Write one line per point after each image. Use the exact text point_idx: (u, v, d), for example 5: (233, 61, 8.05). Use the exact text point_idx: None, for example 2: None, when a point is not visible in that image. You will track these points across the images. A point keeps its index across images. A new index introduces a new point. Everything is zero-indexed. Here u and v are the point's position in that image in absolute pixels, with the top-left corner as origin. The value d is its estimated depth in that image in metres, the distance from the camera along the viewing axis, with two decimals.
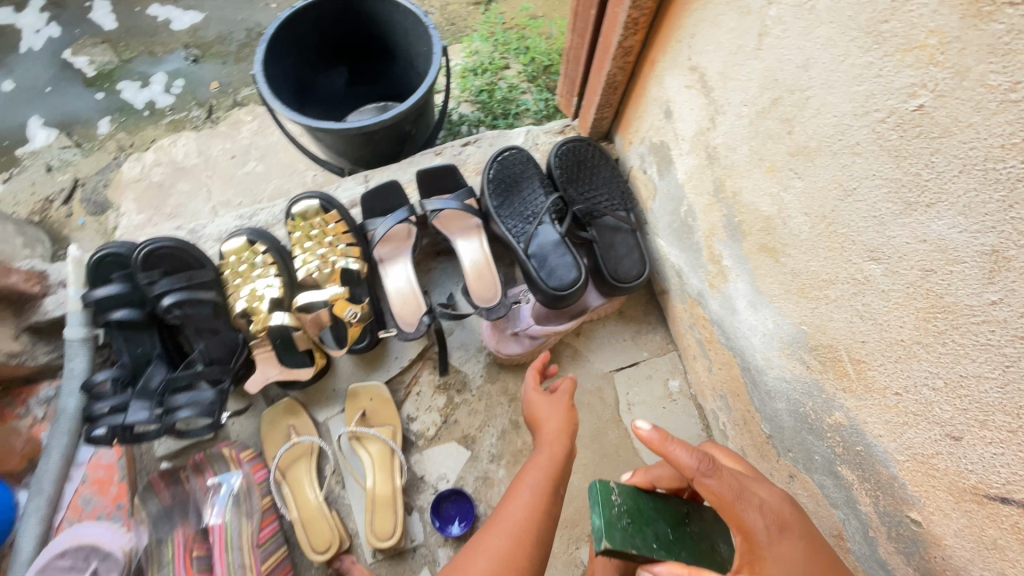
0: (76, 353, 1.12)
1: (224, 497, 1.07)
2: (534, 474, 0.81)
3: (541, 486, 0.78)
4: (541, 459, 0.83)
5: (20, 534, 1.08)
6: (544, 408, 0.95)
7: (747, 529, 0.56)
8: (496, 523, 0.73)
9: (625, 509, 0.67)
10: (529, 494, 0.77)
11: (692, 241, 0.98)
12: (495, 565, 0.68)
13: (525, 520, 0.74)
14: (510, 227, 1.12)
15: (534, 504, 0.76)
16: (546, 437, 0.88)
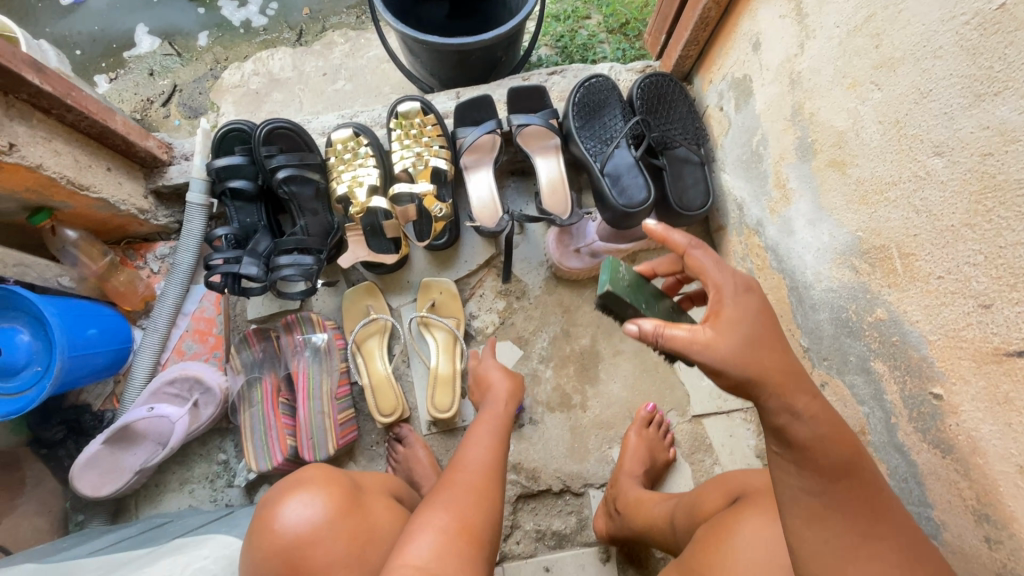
0: (194, 214, 1.27)
1: (309, 354, 1.25)
2: (486, 428, 0.97)
3: (494, 441, 0.94)
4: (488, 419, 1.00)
5: (136, 362, 1.26)
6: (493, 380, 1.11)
7: (717, 284, 0.65)
8: (457, 470, 0.86)
9: (628, 281, 0.81)
10: (484, 442, 0.93)
11: (760, 169, 1.08)
12: (463, 501, 0.80)
13: (488, 463, 0.89)
14: (589, 147, 1.23)
15: (492, 455, 0.91)
16: (489, 402, 1.06)
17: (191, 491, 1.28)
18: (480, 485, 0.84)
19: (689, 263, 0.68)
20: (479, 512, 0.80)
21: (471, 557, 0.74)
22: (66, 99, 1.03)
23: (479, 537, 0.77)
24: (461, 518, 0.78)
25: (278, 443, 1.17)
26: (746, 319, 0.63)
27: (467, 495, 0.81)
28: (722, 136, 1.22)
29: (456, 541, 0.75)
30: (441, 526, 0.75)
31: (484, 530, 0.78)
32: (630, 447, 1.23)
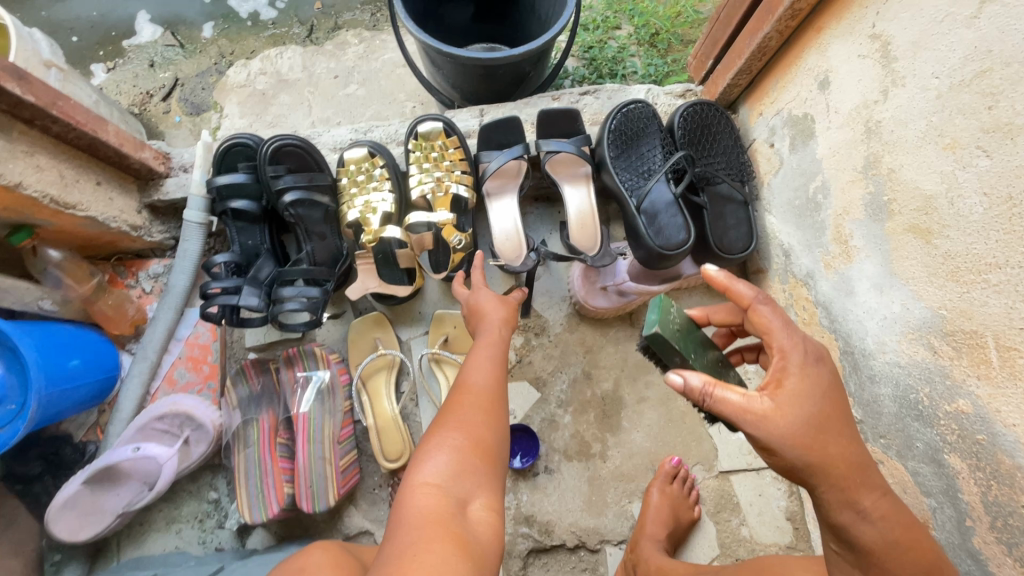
0: (192, 234, 1.17)
1: (311, 393, 1.15)
2: (490, 341, 0.85)
3: (500, 356, 0.83)
4: (490, 333, 0.86)
5: (124, 392, 1.17)
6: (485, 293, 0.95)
7: (783, 349, 0.57)
8: (465, 390, 0.75)
9: (681, 324, 0.69)
10: (489, 357, 0.82)
11: (815, 218, 0.98)
12: (476, 421, 0.72)
13: (498, 381, 0.79)
14: (623, 179, 1.13)
15: (502, 374, 0.81)
16: (487, 311, 0.90)
17: (177, 532, 1.19)
18: (494, 403, 0.75)
19: (754, 320, 0.59)
20: (493, 435, 0.72)
21: (489, 476, 0.68)
22: (51, 110, 0.92)
23: (496, 455, 0.71)
24: (477, 443, 0.70)
25: (275, 492, 1.08)
26: (813, 396, 0.55)
27: (479, 419, 0.72)
28: (771, 175, 1.11)
29: (473, 462, 0.68)
30: (455, 449, 0.68)
31: (501, 450, 0.72)
32: (652, 506, 1.14)
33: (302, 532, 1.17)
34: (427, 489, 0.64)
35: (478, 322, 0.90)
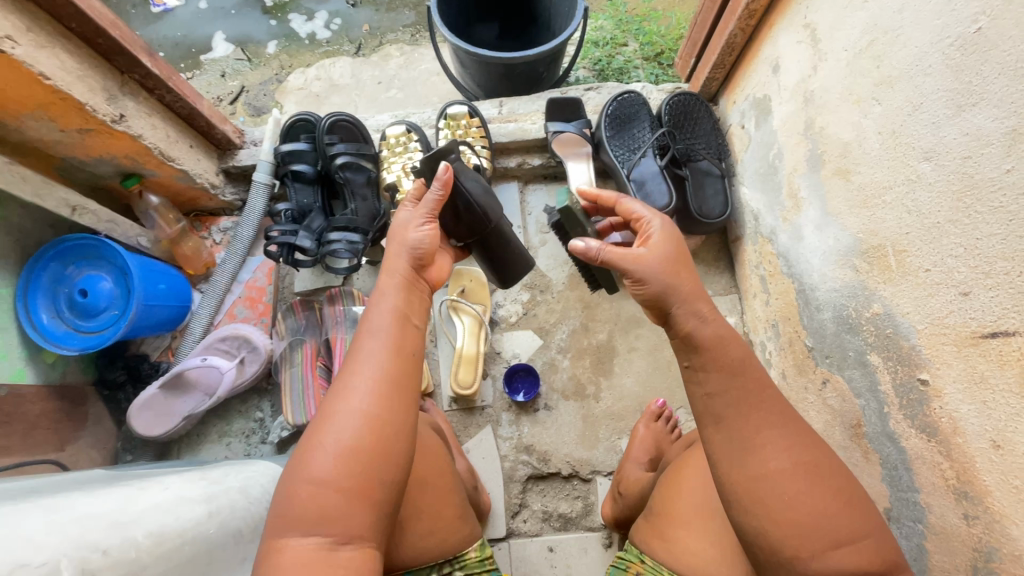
0: (259, 192, 1.42)
1: (348, 323, 1.36)
2: (375, 334, 0.72)
3: (389, 352, 0.71)
4: (376, 317, 0.74)
5: (194, 320, 1.40)
6: (394, 258, 0.80)
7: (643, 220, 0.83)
8: (339, 397, 0.68)
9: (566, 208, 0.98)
10: (369, 355, 0.70)
11: (775, 180, 1.17)
12: (346, 443, 0.65)
13: (382, 389, 0.69)
14: (617, 154, 1.35)
15: (391, 374, 0.70)
16: (382, 291, 0.77)
17: (228, 443, 1.39)
18: (373, 415, 0.67)
19: (621, 208, 0.86)
20: (373, 451, 0.66)
21: (364, 510, 0.65)
22: (167, 82, 1.19)
23: (377, 478, 0.66)
24: (346, 470, 0.65)
25: (313, 400, 1.28)
26: (668, 245, 0.77)
27: (350, 442, 0.65)
28: (742, 152, 1.31)
29: (344, 499, 0.64)
30: (320, 486, 0.64)
31: (382, 477, 0.66)
32: (638, 438, 1.31)
33: None
34: (298, 545, 0.63)
35: (387, 255, 0.81)
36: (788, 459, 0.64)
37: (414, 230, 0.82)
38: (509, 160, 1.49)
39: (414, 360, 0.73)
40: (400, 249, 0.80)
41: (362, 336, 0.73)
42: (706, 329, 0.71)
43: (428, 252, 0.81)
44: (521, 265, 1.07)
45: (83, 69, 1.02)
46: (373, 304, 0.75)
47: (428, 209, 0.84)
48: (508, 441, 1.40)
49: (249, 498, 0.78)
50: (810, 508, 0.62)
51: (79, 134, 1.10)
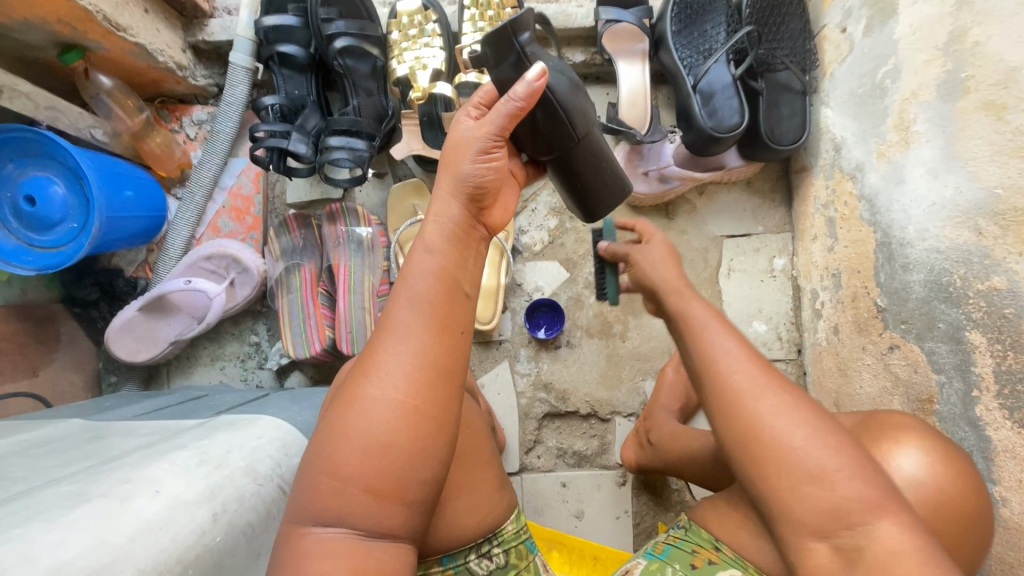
0: (238, 79, 1.16)
1: (353, 247, 1.19)
2: (412, 302, 0.51)
3: (433, 329, 0.50)
4: (417, 281, 0.51)
5: (172, 233, 1.21)
6: (444, 199, 0.55)
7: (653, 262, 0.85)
8: (368, 370, 0.49)
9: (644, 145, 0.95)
10: (405, 331, 0.50)
11: (879, 104, 0.95)
12: (378, 433, 0.48)
13: (424, 375, 0.49)
14: (682, 57, 1.10)
15: (436, 356, 0.50)
16: (423, 241, 0.53)
17: (222, 367, 1.28)
18: (410, 408, 0.48)
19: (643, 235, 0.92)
20: (411, 454, 0.48)
21: (393, 517, 0.49)
22: None
23: (414, 481, 0.48)
24: (376, 472, 0.47)
25: (317, 332, 1.14)
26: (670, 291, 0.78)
27: (382, 440, 0.48)
28: (834, 63, 1.07)
29: (369, 501, 0.48)
30: (341, 483, 0.48)
31: (420, 478, 0.49)
32: (666, 383, 1.22)
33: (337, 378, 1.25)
34: (310, 536, 0.49)
35: (444, 172, 0.56)
36: (774, 404, 0.60)
37: (472, 155, 0.55)
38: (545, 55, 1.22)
39: (467, 338, 0.52)
40: (454, 176, 0.55)
41: (399, 296, 0.52)
42: (680, 308, 0.74)
43: (491, 189, 0.56)
44: (614, 194, 0.79)
45: None
46: (410, 258, 0.53)
47: (499, 125, 0.56)
48: (525, 378, 1.31)
49: (257, 477, 0.65)
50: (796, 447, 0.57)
51: None
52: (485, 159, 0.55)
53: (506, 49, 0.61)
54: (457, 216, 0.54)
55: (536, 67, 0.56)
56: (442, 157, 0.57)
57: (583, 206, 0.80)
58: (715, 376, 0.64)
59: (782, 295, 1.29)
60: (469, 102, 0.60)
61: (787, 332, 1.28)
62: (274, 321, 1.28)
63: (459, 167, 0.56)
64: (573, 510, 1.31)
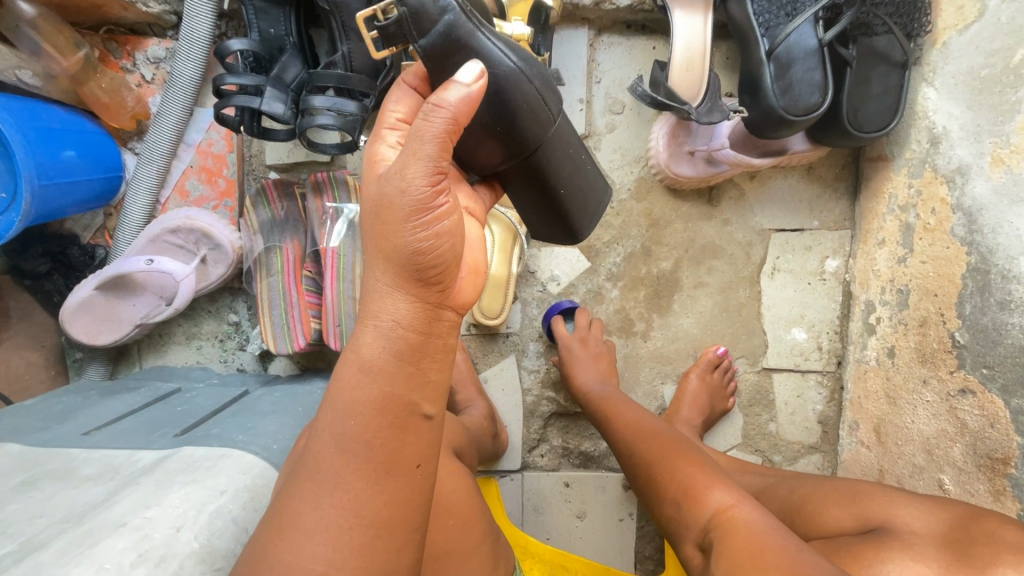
0: (201, 8, 0.93)
1: (341, 226, 1.01)
2: (339, 449, 0.46)
3: (364, 481, 0.46)
4: (348, 419, 0.47)
5: (130, 197, 1.03)
6: (386, 290, 0.46)
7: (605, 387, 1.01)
8: (292, 530, 0.46)
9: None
10: (329, 484, 0.46)
11: (1008, 94, 0.77)
12: None
13: (350, 535, 0.45)
14: (759, 10, 0.87)
15: (368, 512, 0.46)
16: (360, 364, 0.47)
17: (198, 348, 1.15)
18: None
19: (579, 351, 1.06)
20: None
21: None
22: None
23: None
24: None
25: (301, 325, 1.00)
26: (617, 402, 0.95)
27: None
28: (951, 30, 0.86)
29: None
30: None
31: None
32: (689, 393, 1.10)
33: (326, 366, 1.13)
34: None
35: (374, 262, 0.46)
36: (669, 454, 0.78)
37: (414, 218, 0.43)
38: None
39: (414, 479, 0.48)
40: (395, 262, 0.45)
41: (328, 440, 0.47)
42: (625, 414, 0.92)
43: (444, 262, 0.46)
44: (591, 192, 0.67)
45: None
46: (343, 385, 0.47)
47: (432, 159, 0.43)
48: (533, 373, 1.20)
49: (216, 557, 0.54)
50: (674, 472, 0.74)
51: None
52: (427, 215, 0.43)
53: (425, 26, 0.47)
54: (405, 321, 0.47)
55: (471, 67, 0.43)
56: (368, 220, 0.46)
57: (560, 217, 0.66)
58: (630, 439, 0.86)
59: (829, 301, 1.14)
60: (387, 122, 0.49)
61: (829, 342, 1.15)
62: (255, 300, 1.14)
63: (397, 237, 0.45)
64: (575, 511, 1.23)
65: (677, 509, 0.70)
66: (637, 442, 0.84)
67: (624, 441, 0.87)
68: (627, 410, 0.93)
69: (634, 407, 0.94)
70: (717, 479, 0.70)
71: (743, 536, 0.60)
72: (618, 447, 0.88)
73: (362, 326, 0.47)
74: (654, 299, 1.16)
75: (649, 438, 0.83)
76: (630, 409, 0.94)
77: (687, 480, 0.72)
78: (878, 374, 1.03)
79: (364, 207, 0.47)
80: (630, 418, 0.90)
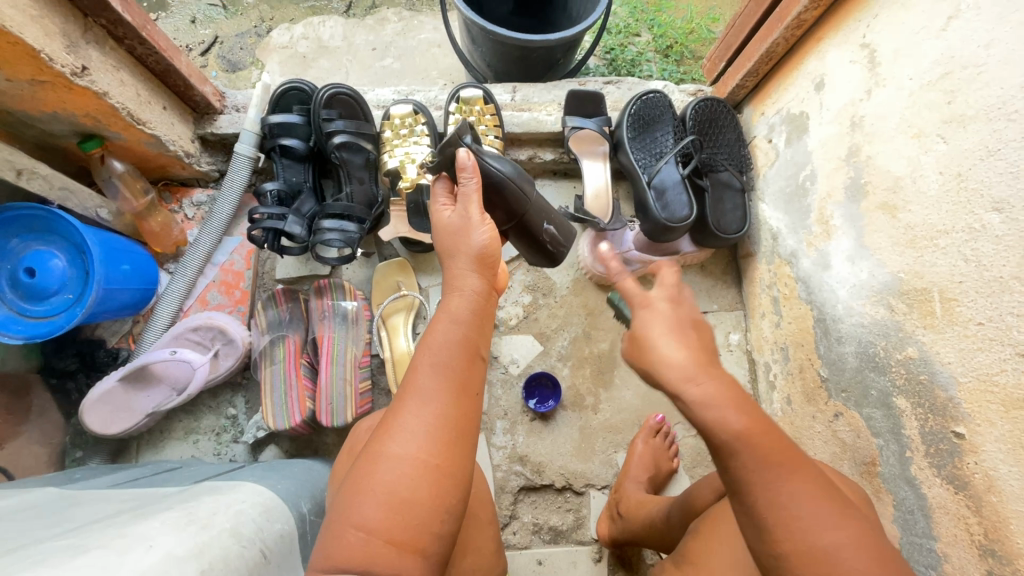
0: (239, 166, 1.27)
1: (338, 320, 1.26)
2: (434, 370, 0.63)
3: (452, 394, 0.63)
4: (440, 349, 0.65)
5: (161, 305, 1.25)
6: (463, 274, 0.70)
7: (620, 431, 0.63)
8: (398, 426, 0.60)
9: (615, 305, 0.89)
10: (426, 397, 0.62)
11: (802, 203, 1.13)
12: (403, 486, 0.58)
13: (441, 435, 0.61)
14: (638, 158, 1.28)
15: (456, 416, 0.62)
16: (448, 316, 0.67)
17: (195, 441, 1.26)
18: (429, 465, 0.59)
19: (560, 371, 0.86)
20: (426, 506, 0.58)
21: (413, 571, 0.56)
22: (141, 31, 1.02)
23: (427, 532, 0.58)
24: (395, 522, 0.57)
25: (297, 404, 1.17)
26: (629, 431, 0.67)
27: (403, 493, 0.57)
28: (765, 167, 1.27)
29: (392, 550, 0.56)
30: (369, 532, 0.56)
31: (435, 530, 0.58)
32: (636, 454, 1.26)
33: (312, 452, 1.25)
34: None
35: (451, 257, 0.71)
36: (793, 493, 0.56)
37: (476, 231, 0.71)
38: (520, 153, 1.40)
39: (477, 400, 0.66)
40: (466, 259, 0.70)
41: (421, 364, 0.64)
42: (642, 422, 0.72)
43: (496, 257, 0.72)
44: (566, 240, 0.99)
45: (39, 8, 0.85)
46: (434, 330, 0.66)
47: (477, 203, 0.72)
48: (501, 450, 1.34)
49: (240, 538, 0.67)
50: (779, 512, 0.55)
51: (31, 85, 0.92)
52: (481, 230, 0.71)
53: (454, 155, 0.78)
54: (476, 291, 0.69)
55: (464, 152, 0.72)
56: (446, 241, 0.72)
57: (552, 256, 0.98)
58: (745, 465, 0.57)
59: (739, 368, 1.39)
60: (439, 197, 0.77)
61: None
62: (254, 393, 1.30)
63: (467, 242, 0.71)
64: None
65: (751, 514, 0.58)
66: (748, 477, 0.57)
67: (738, 463, 0.58)
68: (734, 400, 0.59)
69: (714, 385, 0.60)
70: (836, 514, 0.55)
71: (825, 563, 0.53)
72: (717, 455, 0.59)
73: (449, 295, 0.69)
74: (599, 375, 1.39)
75: (769, 464, 0.57)
76: (723, 390, 0.60)
77: (794, 525, 0.55)
78: (784, 420, 1.24)
79: (438, 234, 0.74)
80: (740, 435, 0.58)
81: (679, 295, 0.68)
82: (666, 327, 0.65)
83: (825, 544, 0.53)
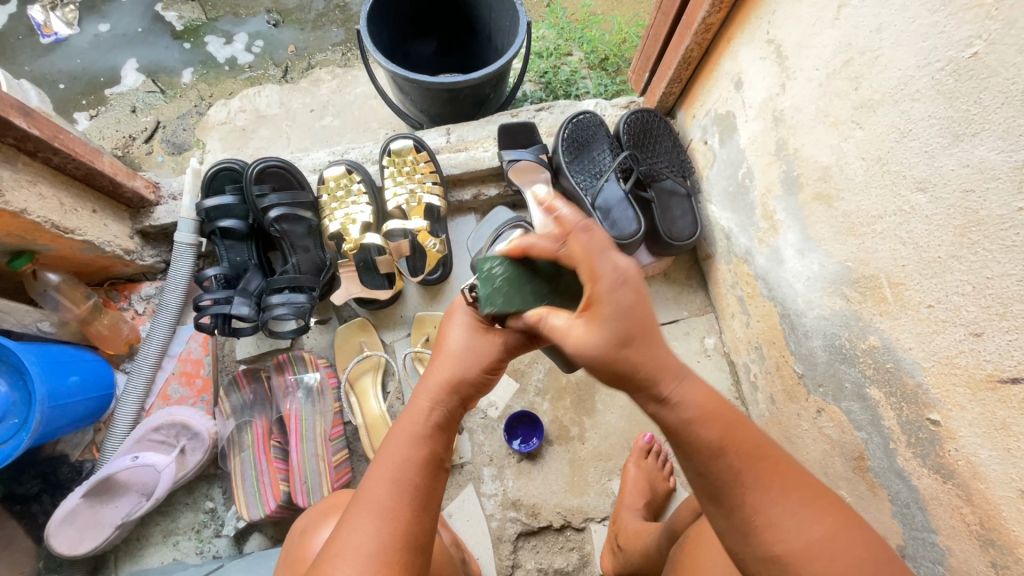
0: (182, 255, 1.26)
1: (302, 394, 1.23)
2: (393, 487, 0.64)
3: (410, 510, 0.63)
4: (400, 466, 0.65)
5: (120, 408, 1.22)
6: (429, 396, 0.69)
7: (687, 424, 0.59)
8: (346, 550, 0.60)
9: (507, 276, 0.69)
10: (384, 517, 0.62)
11: (746, 200, 1.12)
12: None
13: (391, 558, 0.61)
14: (579, 181, 1.27)
15: (409, 534, 0.62)
16: (411, 431, 0.67)
17: (175, 543, 1.21)
18: None
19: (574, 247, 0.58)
20: None
21: None
22: (52, 142, 1.02)
23: None
24: None
25: (271, 489, 1.14)
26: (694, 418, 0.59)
27: None
28: (706, 168, 1.26)
29: None
30: None
31: None
32: (629, 480, 1.21)
33: None
34: None
35: (432, 370, 0.71)
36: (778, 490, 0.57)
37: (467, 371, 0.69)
38: (463, 193, 1.39)
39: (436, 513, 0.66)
40: (434, 385, 0.69)
41: (377, 475, 0.65)
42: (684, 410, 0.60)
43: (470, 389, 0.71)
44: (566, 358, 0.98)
45: None
46: (398, 442, 0.67)
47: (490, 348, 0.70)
48: (492, 498, 1.29)
49: None
50: (764, 517, 0.57)
51: None
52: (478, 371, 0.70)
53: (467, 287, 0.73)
54: (438, 421, 0.68)
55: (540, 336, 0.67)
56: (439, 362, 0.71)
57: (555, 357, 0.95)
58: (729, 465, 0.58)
59: (721, 372, 1.35)
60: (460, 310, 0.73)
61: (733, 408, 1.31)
62: (229, 482, 1.25)
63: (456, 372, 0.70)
64: None
65: (732, 518, 0.59)
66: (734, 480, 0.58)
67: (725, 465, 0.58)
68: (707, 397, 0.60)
69: (688, 382, 0.60)
70: (812, 511, 0.57)
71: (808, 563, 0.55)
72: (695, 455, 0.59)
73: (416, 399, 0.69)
74: (580, 402, 1.35)
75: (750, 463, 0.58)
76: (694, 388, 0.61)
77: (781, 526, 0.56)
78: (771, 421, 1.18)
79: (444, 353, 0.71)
80: (721, 441, 0.58)
81: (625, 274, 0.57)
82: (628, 320, 0.57)
83: (815, 542, 0.56)
